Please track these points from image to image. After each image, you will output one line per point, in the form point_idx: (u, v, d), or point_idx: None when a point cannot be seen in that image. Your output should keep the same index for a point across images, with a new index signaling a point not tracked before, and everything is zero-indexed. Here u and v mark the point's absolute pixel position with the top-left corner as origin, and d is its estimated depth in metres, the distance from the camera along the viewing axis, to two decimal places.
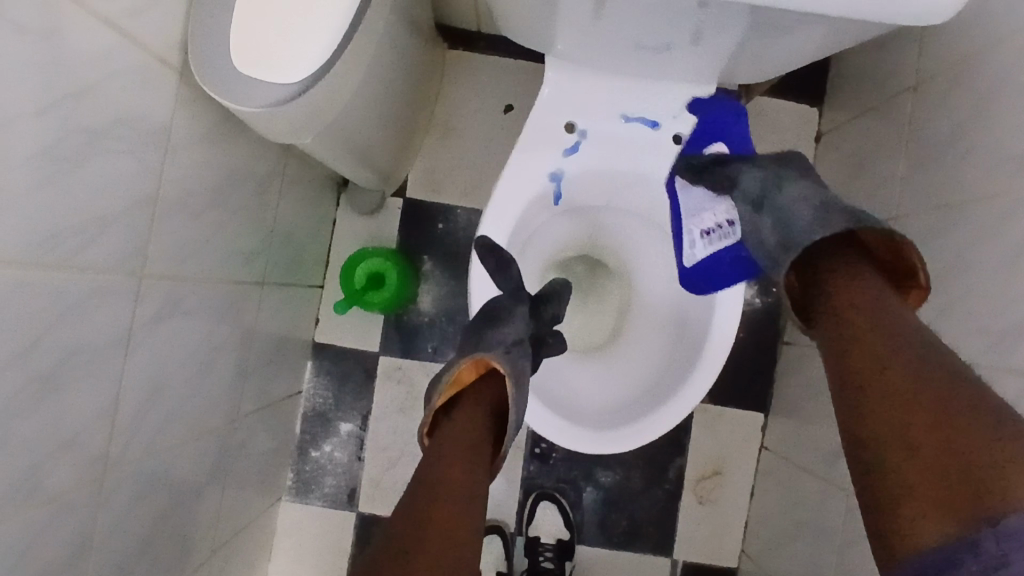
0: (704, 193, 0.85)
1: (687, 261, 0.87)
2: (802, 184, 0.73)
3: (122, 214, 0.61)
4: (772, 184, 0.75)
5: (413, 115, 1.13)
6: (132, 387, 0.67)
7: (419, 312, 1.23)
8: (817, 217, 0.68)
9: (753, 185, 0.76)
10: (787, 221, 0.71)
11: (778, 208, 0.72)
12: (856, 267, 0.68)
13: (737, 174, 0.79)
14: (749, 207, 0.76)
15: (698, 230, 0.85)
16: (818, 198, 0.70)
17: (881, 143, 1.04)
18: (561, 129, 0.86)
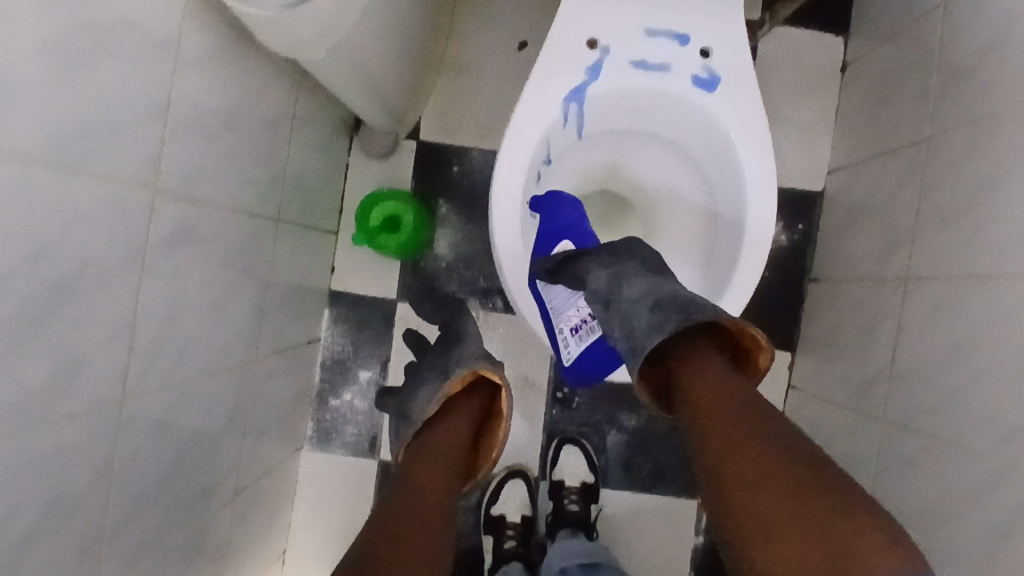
0: (566, 290, 0.85)
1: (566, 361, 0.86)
2: (641, 278, 0.71)
3: (132, 126, 0.58)
4: (615, 282, 0.73)
5: (425, 52, 1.10)
6: (148, 311, 0.66)
7: (435, 257, 1.21)
8: (656, 320, 0.66)
9: (600, 280, 0.75)
10: (630, 322, 0.69)
11: (622, 316, 0.70)
12: (710, 360, 0.67)
13: (585, 271, 0.78)
14: (601, 308, 0.73)
15: (567, 328, 0.84)
16: (655, 294, 0.68)
17: (912, 63, 1.00)
18: (582, 46, 0.82)
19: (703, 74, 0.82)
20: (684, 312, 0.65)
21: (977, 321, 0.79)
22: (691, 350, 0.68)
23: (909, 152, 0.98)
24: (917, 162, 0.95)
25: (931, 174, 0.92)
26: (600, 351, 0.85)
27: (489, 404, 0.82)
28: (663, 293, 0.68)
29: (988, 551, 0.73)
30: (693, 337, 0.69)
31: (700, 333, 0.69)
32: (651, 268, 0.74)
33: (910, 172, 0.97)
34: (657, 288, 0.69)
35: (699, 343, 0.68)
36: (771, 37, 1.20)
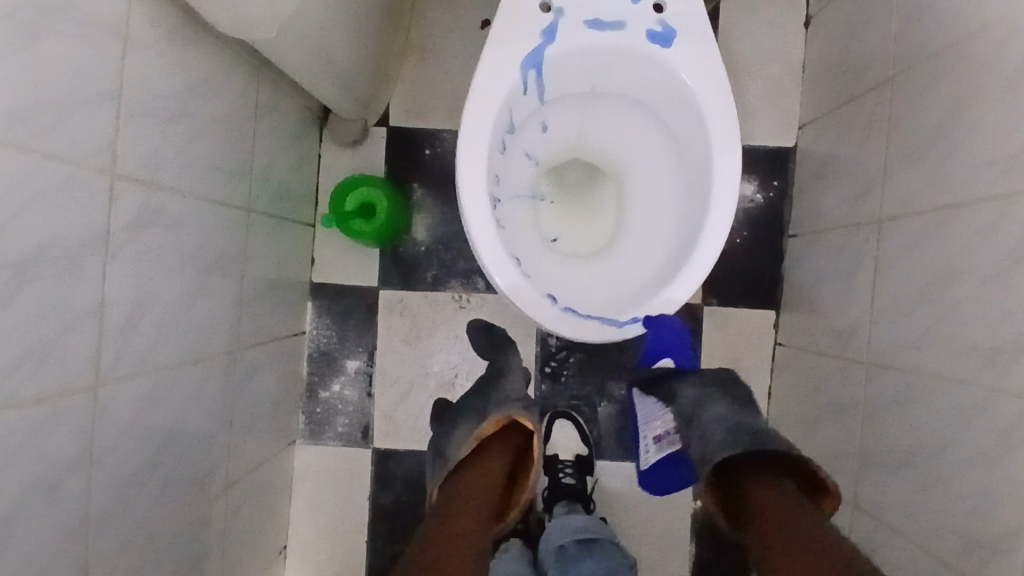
0: (653, 405, 1.02)
1: (645, 461, 1.08)
2: (727, 404, 0.83)
3: (85, 106, 0.58)
4: (697, 403, 0.85)
5: (387, 36, 1.10)
6: (117, 293, 0.66)
7: (414, 242, 1.21)
8: (731, 440, 0.76)
9: (687, 400, 0.87)
10: (705, 437, 0.80)
11: (699, 432, 0.82)
12: (780, 485, 0.74)
13: (676, 388, 0.90)
14: (685, 423, 0.86)
15: (651, 435, 1.04)
16: (734, 420, 0.79)
17: (871, 8, 1.00)
18: (536, 9, 0.82)
19: (658, 28, 0.83)
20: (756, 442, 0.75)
21: (952, 252, 0.79)
22: (761, 472, 0.76)
23: (873, 96, 0.99)
24: (883, 104, 0.96)
25: (895, 114, 0.93)
26: (675, 459, 1.04)
27: (522, 447, 0.86)
28: (737, 420, 0.79)
29: (975, 476, 0.73)
30: (763, 466, 0.77)
31: (781, 470, 0.76)
32: (729, 393, 0.85)
33: (877, 115, 0.97)
34: (736, 417, 0.80)
35: (773, 474, 0.76)
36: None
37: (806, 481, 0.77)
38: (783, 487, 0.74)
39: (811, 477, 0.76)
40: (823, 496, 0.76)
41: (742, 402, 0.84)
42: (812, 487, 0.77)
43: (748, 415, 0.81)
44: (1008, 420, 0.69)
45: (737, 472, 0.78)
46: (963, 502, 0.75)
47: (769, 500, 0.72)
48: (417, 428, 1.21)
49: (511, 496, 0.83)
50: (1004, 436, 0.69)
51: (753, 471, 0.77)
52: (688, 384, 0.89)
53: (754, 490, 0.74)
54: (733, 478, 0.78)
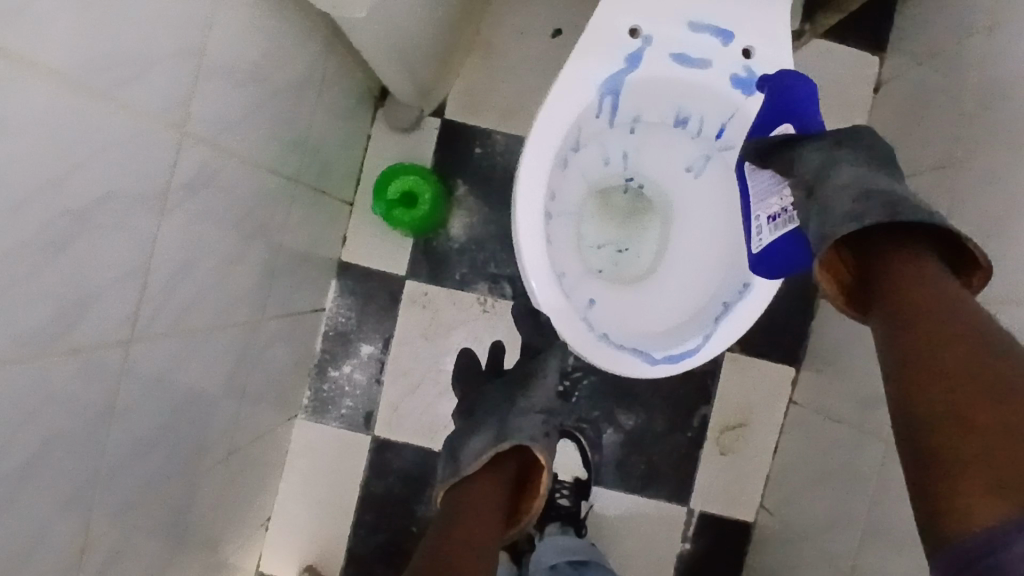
0: (771, 177, 0.77)
1: (755, 247, 0.79)
2: (857, 166, 0.67)
3: (166, 60, 0.57)
4: (822, 165, 0.69)
5: (458, 28, 1.08)
6: (164, 252, 0.65)
7: (448, 237, 1.20)
8: (856, 212, 0.63)
9: (806, 166, 0.70)
10: (827, 211, 0.65)
11: (819, 203, 0.67)
12: (928, 263, 0.62)
13: (792, 153, 0.73)
14: (801, 191, 0.70)
15: (765, 215, 0.77)
16: (866, 185, 0.64)
17: (948, 86, 0.99)
18: (623, 33, 0.81)
19: (742, 73, 0.82)
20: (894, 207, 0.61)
21: None
22: (894, 246, 0.64)
23: (938, 173, 0.97)
24: (945, 184, 0.95)
25: (959, 196, 0.92)
26: (792, 244, 0.76)
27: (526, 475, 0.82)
28: (874, 184, 0.64)
29: None
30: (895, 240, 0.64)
31: (921, 239, 0.64)
32: (872, 155, 0.68)
33: (939, 193, 0.96)
34: (869, 179, 0.65)
35: (907, 245, 0.64)
36: (807, 49, 1.19)
37: (947, 248, 0.64)
38: (926, 265, 0.62)
39: (953, 246, 0.64)
40: (968, 268, 0.64)
41: (881, 161, 0.68)
42: (959, 262, 0.65)
43: (887, 178, 0.65)
44: None
45: (869, 249, 0.66)
46: None
47: (910, 282, 0.61)
48: (420, 422, 1.20)
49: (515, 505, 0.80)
50: None
51: (886, 245, 0.64)
52: (807, 147, 0.72)
53: (886, 270, 0.63)
54: (864, 258, 0.66)
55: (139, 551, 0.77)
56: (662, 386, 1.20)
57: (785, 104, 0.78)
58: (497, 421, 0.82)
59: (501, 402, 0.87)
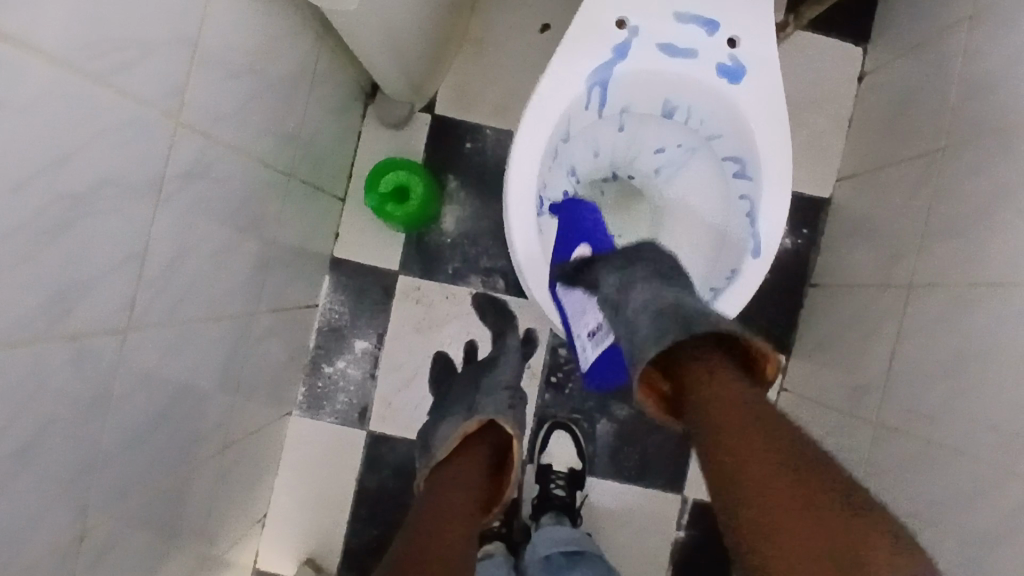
0: (583, 296, 0.83)
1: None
2: (648, 286, 0.73)
3: (161, 49, 0.57)
4: (622, 285, 0.76)
5: (449, 23, 1.09)
6: (160, 242, 0.65)
7: (440, 232, 1.20)
8: (657, 326, 0.69)
9: (609, 285, 0.78)
10: (631, 332, 0.72)
11: (625, 324, 0.73)
12: (720, 366, 0.68)
13: (596, 275, 0.81)
14: (610, 311, 0.77)
15: (584, 332, 0.84)
16: (660, 301, 0.71)
17: (931, 76, 1.01)
18: (612, 25, 0.82)
19: (729, 64, 0.83)
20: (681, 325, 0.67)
21: (980, 325, 0.80)
22: (693, 353, 0.69)
23: (921, 162, 0.99)
24: (930, 172, 0.97)
25: (943, 183, 0.93)
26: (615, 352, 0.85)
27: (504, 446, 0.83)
28: (665, 301, 0.71)
29: (977, 552, 0.74)
30: (693, 351, 0.69)
31: (710, 344, 0.69)
32: (656, 271, 0.76)
33: (923, 181, 0.98)
34: (660, 296, 0.72)
35: (705, 355, 0.69)
36: (793, 41, 1.21)
37: (736, 345, 0.70)
38: (717, 372, 0.67)
39: (739, 343, 0.69)
40: (760, 360, 0.70)
41: (668, 277, 0.75)
42: (748, 357, 0.70)
43: (677, 292, 0.72)
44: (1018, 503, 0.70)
45: (671, 358, 0.70)
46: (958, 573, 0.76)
47: (707, 389, 0.66)
48: (414, 416, 1.20)
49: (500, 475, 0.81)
50: (1014, 515, 0.70)
51: (690, 354, 0.69)
52: (608, 271, 0.79)
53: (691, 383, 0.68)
54: (673, 369, 0.70)
55: (134, 543, 0.78)
56: None
57: (585, 226, 0.87)
58: (468, 407, 0.86)
59: (468, 394, 0.91)
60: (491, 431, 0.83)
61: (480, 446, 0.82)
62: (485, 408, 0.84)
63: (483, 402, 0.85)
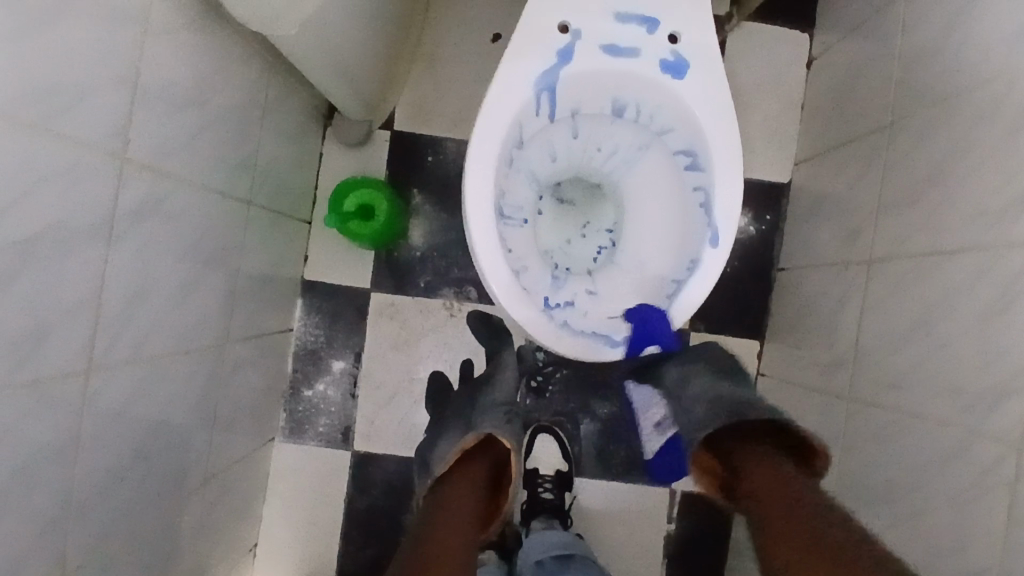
0: (651, 392, 1.01)
1: (648, 450, 1.09)
2: (705, 381, 0.87)
3: (98, 89, 0.58)
4: (681, 382, 0.90)
5: (399, 40, 1.10)
6: (117, 279, 0.65)
7: (410, 247, 1.21)
8: (710, 414, 0.81)
9: (671, 377, 0.92)
10: (688, 421, 0.84)
11: (684, 403, 0.87)
12: (766, 452, 0.77)
13: (661, 366, 0.96)
14: (669, 396, 0.92)
15: (649, 424, 1.05)
16: (714, 391, 0.83)
17: (874, 55, 1.03)
18: (554, 30, 0.84)
19: (672, 58, 0.85)
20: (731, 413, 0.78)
21: (939, 293, 0.82)
22: (747, 448, 0.78)
23: (870, 140, 1.02)
24: (879, 149, 0.99)
25: (893, 159, 0.95)
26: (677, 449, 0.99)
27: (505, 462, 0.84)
28: (718, 392, 0.83)
29: (951, 517, 0.76)
30: (742, 434, 0.80)
31: (761, 435, 0.79)
32: (717, 368, 0.90)
33: (873, 158, 1.00)
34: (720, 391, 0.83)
35: (759, 443, 0.78)
36: (739, 32, 1.23)
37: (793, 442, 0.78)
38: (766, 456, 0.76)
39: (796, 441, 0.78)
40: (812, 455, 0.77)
41: (730, 375, 0.89)
42: (802, 453, 0.77)
43: (740, 390, 0.84)
44: (988, 464, 0.71)
45: (728, 446, 0.80)
46: (937, 539, 0.77)
47: (750, 467, 0.75)
48: (399, 431, 1.21)
49: (501, 487, 0.81)
50: (983, 475, 0.72)
51: (740, 439, 0.80)
52: (691, 375, 0.89)
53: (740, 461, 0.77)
54: (725, 452, 0.80)
55: None
56: None
57: (647, 321, 0.87)
58: (463, 424, 0.87)
59: (466, 412, 0.91)
60: (492, 446, 0.84)
61: (483, 458, 0.82)
62: (483, 423, 0.84)
63: (479, 419, 0.85)
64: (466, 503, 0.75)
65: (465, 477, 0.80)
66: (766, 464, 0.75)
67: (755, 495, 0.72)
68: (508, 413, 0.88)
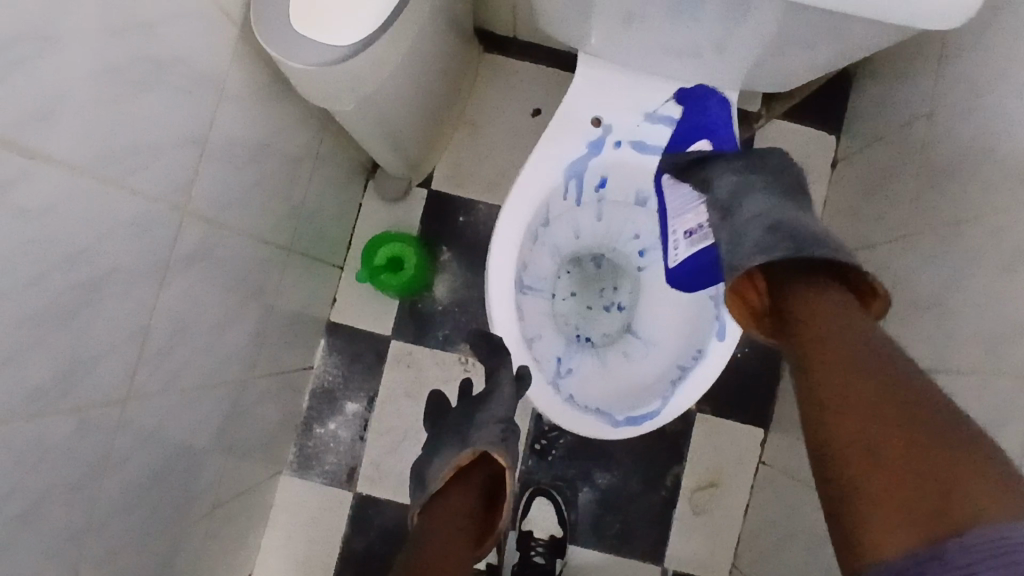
0: (690, 193, 0.83)
1: (671, 260, 0.86)
2: (764, 198, 0.71)
3: (170, 150, 0.64)
4: (734, 192, 0.73)
5: (445, 108, 1.18)
6: (163, 318, 0.71)
7: (433, 299, 1.26)
8: (765, 241, 0.67)
9: (723, 186, 0.75)
10: (739, 239, 0.70)
11: (731, 225, 0.72)
12: (823, 287, 0.67)
13: (710, 180, 0.78)
14: (716, 213, 0.75)
15: (681, 230, 0.83)
16: (775, 215, 0.68)
17: (895, 168, 1.07)
18: (586, 122, 0.90)
19: None
20: (792, 247, 0.65)
21: None
22: (794, 278, 0.69)
23: (886, 247, 1.05)
24: (893, 258, 1.02)
25: (905, 270, 0.99)
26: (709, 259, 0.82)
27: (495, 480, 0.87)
28: (780, 218, 0.68)
29: None
30: (801, 268, 0.69)
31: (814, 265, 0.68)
32: (780, 183, 0.73)
33: (886, 266, 1.03)
34: (779, 213, 0.69)
35: (814, 276, 0.68)
36: (768, 129, 1.29)
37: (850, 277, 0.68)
38: (817, 295, 0.67)
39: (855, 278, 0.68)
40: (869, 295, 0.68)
41: (791, 195, 0.72)
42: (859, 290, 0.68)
43: (796, 209, 0.70)
44: None
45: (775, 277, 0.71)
46: None
47: (802, 307, 0.66)
48: (402, 478, 1.24)
49: (495, 502, 0.86)
50: None
51: (794, 275, 0.69)
52: (722, 172, 0.77)
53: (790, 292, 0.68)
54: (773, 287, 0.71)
55: None
56: (636, 445, 1.24)
57: (700, 123, 0.87)
58: (458, 438, 0.84)
59: (462, 417, 0.87)
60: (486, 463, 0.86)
61: (476, 475, 0.85)
62: (479, 436, 0.82)
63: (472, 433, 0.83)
64: (455, 520, 0.80)
65: (459, 499, 0.83)
66: (822, 308, 0.66)
67: (805, 336, 0.65)
68: (505, 424, 0.84)
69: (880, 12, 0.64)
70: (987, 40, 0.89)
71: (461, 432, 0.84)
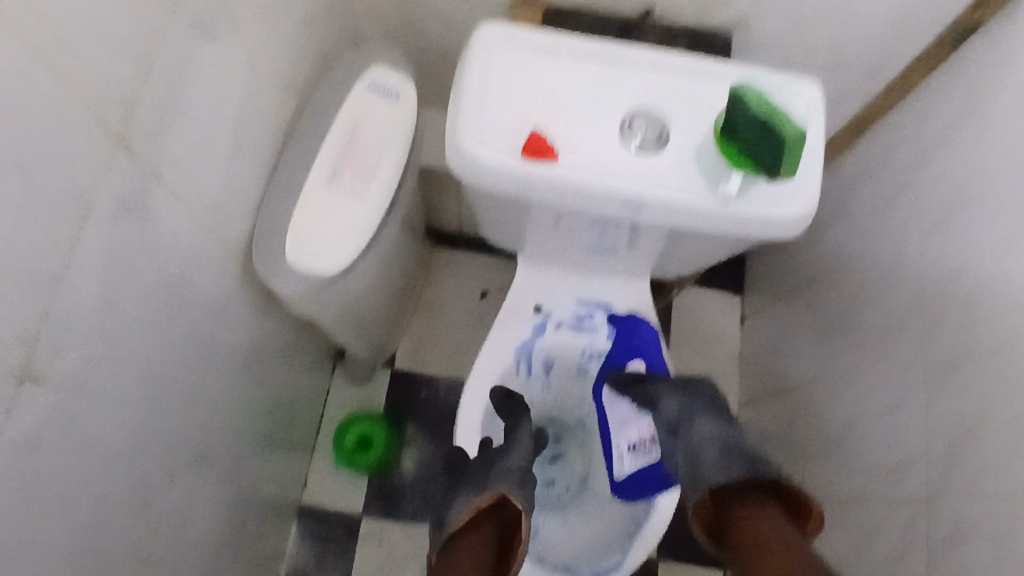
0: (629, 409, 0.98)
1: (619, 475, 0.99)
2: (710, 422, 0.90)
3: (185, 371, 0.76)
4: (683, 414, 0.92)
5: (406, 298, 1.34)
6: (164, 520, 0.78)
7: (401, 474, 1.34)
8: (723, 461, 0.85)
9: (671, 407, 0.93)
10: (696, 455, 0.87)
11: (688, 441, 0.89)
12: (762, 506, 0.80)
13: (654, 395, 0.95)
14: (667, 431, 0.92)
15: (626, 444, 0.98)
16: (721, 440, 0.87)
17: (792, 323, 1.28)
18: (530, 311, 1.07)
19: None
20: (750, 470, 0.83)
21: (862, 534, 0.98)
22: (745, 493, 0.83)
23: (794, 392, 1.23)
24: (802, 402, 1.19)
25: (812, 411, 1.15)
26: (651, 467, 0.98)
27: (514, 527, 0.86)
28: (731, 440, 0.87)
29: None
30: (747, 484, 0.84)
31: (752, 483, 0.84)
32: (714, 409, 0.93)
33: (798, 408, 1.20)
34: (725, 437, 0.88)
35: (747, 490, 0.83)
36: (684, 294, 1.51)
37: (785, 495, 0.81)
38: (762, 514, 0.79)
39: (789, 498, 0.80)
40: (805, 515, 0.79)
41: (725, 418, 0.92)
42: (793, 510, 0.80)
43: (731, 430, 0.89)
44: None
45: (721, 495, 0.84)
46: None
47: (746, 523, 0.78)
48: None
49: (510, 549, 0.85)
50: None
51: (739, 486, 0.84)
52: (667, 395, 0.95)
53: (737, 506, 0.82)
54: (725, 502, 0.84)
55: None
56: None
57: (635, 344, 1.03)
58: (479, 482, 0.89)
59: (482, 466, 0.92)
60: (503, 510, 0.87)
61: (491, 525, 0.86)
62: (497, 482, 0.87)
63: (495, 478, 0.88)
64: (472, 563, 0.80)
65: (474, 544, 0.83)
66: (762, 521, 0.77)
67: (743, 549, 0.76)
68: (523, 472, 0.90)
69: (755, 233, 0.77)
70: (844, 225, 1.13)
71: (482, 479, 0.89)
